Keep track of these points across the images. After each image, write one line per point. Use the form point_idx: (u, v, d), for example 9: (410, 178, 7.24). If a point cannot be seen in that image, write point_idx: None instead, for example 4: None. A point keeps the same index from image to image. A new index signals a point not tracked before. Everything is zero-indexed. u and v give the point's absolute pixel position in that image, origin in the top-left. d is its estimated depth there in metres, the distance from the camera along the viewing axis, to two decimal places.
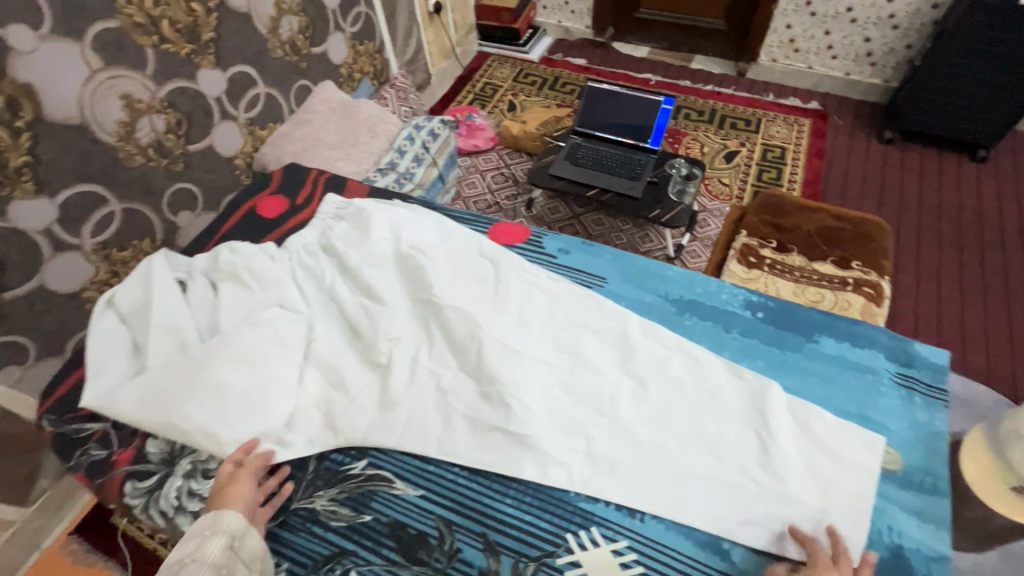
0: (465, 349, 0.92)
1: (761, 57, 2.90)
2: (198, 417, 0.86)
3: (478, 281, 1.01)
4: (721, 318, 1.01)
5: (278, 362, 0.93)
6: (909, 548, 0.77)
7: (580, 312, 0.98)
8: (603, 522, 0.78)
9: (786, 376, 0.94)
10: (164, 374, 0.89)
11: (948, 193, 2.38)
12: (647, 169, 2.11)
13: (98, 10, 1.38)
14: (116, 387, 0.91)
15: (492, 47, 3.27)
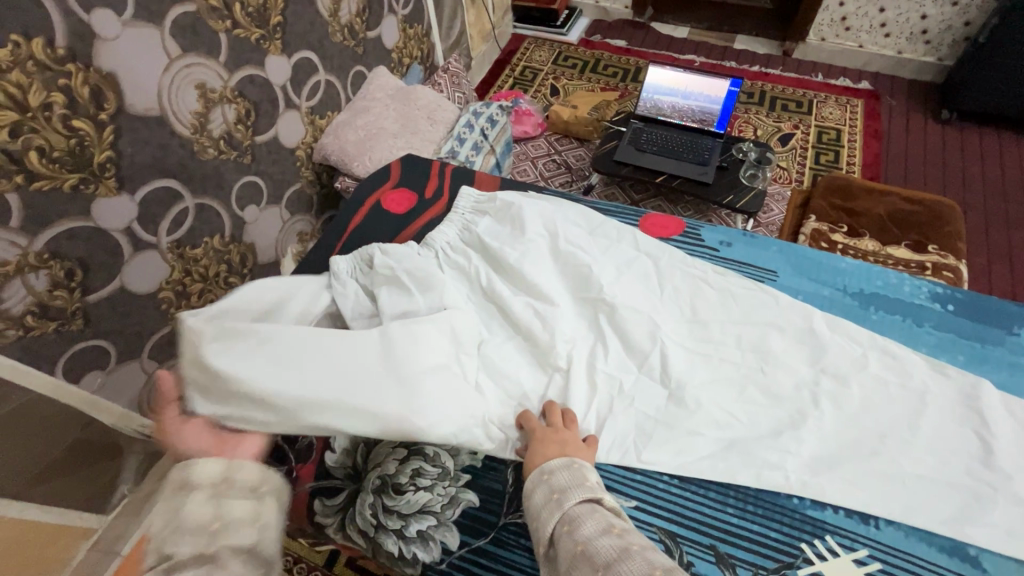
0: (646, 356, 0.88)
1: (809, 36, 2.83)
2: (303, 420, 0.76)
3: (644, 278, 0.95)
4: (912, 313, 0.92)
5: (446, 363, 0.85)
6: None
7: (759, 309, 0.92)
8: (838, 530, 0.73)
9: (991, 372, 0.86)
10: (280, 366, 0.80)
11: (1011, 172, 2.36)
12: (715, 153, 2.06)
13: None
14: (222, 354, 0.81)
15: (528, 29, 3.18)
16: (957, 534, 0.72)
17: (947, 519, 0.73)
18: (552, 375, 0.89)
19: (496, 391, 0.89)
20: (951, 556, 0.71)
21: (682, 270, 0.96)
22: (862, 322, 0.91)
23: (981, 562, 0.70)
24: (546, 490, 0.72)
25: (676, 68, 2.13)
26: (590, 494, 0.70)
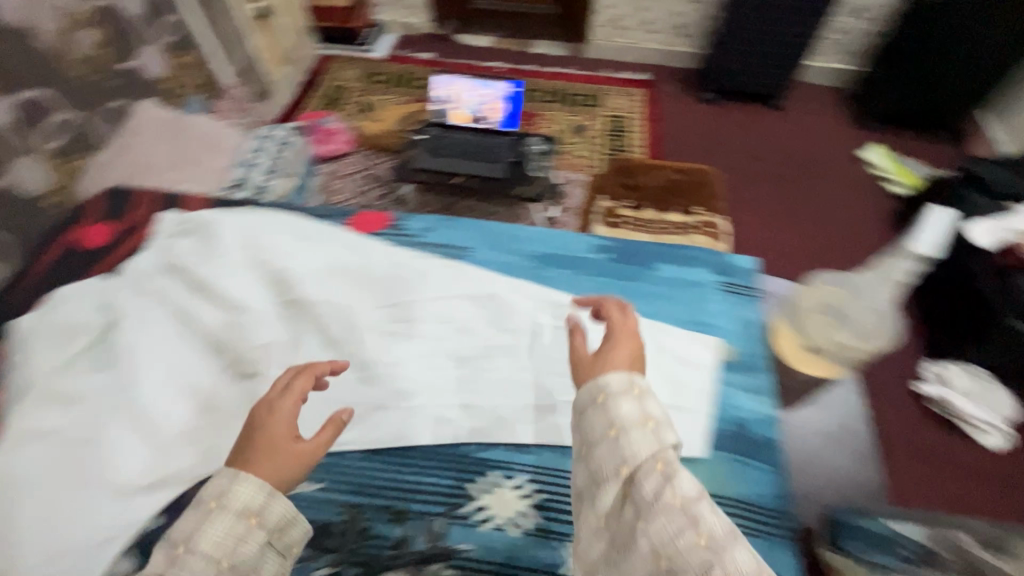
0: (339, 343, 1.04)
1: (591, 37, 3.15)
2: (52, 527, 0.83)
3: (351, 277, 1.10)
4: (575, 263, 1.16)
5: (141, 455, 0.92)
6: (748, 418, 0.96)
7: (450, 285, 1.10)
8: (501, 464, 0.96)
9: (636, 303, 1.09)
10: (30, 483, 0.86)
11: (760, 139, 2.81)
12: (506, 150, 2.20)
13: None
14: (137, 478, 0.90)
15: (332, 49, 3.16)
16: None
17: None
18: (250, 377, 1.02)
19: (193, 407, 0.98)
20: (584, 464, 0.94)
21: (387, 262, 1.12)
22: (535, 281, 1.12)
23: None
24: (630, 391, 0.73)
25: (458, 81, 2.34)
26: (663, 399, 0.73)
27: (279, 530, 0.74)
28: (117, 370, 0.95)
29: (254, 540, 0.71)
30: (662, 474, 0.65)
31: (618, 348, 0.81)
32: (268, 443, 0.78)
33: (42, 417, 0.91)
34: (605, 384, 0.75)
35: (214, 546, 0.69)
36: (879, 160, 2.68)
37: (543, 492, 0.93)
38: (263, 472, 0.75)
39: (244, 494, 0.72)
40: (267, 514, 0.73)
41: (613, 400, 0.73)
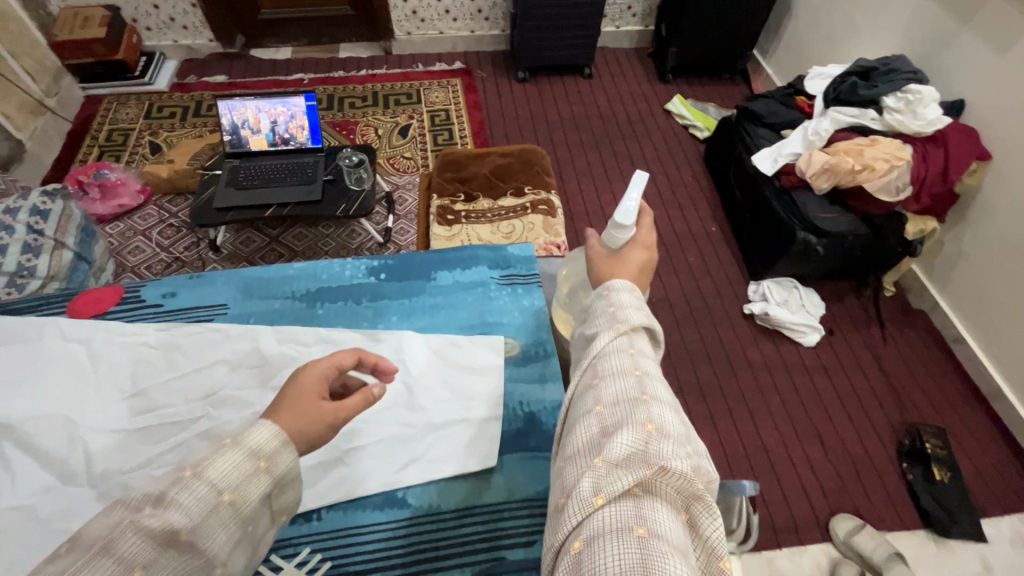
0: (63, 462, 0.70)
1: (396, 33, 3.04)
2: None
3: (36, 372, 0.76)
4: (351, 294, 0.89)
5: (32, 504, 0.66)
6: (541, 411, 0.78)
7: (193, 348, 0.81)
8: (286, 543, 0.67)
9: (415, 318, 0.87)
10: None
11: (578, 109, 2.94)
12: (319, 168, 2.06)
13: None
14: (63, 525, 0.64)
15: (101, 87, 2.73)
16: (383, 486, 0.72)
17: (383, 476, 0.72)
18: None
19: None
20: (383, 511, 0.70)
21: (119, 344, 0.81)
22: (304, 321, 0.85)
23: (407, 500, 0.71)
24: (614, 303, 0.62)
25: (252, 99, 1.95)
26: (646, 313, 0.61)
27: (281, 489, 0.56)
28: None
29: (260, 487, 0.53)
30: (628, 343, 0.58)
31: (621, 266, 0.73)
32: (300, 386, 0.62)
33: None
34: (611, 286, 0.66)
35: (217, 475, 0.51)
36: (683, 110, 2.90)
37: (334, 558, 0.66)
38: (284, 419, 0.58)
39: (262, 432, 0.55)
40: (278, 461, 0.55)
41: (616, 298, 0.63)
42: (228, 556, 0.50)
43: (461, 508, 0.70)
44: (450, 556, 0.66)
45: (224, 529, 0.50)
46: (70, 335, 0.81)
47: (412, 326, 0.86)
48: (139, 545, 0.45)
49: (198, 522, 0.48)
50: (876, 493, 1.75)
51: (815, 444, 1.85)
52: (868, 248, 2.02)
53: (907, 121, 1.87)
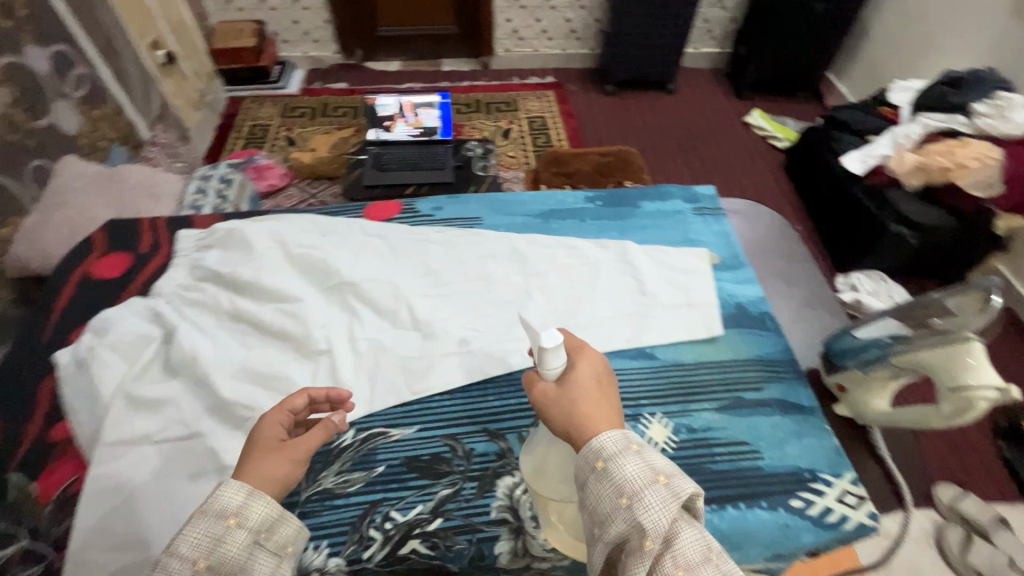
0: (395, 312, 0.92)
1: (496, 50, 3.37)
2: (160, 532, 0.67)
3: (370, 255, 1.00)
4: (576, 214, 1.10)
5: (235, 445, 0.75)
6: (746, 301, 0.98)
7: (470, 245, 1.03)
8: None
9: (633, 234, 1.07)
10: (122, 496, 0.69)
11: (662, 120, 3.18)
12: (448, 157, 2.32)
13: None
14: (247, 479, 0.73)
15: (242, 89, 3.11)
16: (636, 343, 0.90)
17: (634, 337, 0.91)
18: (316, 362, 0.86)
19: (291, 379, 0.83)
20: (640, 360, 0.89)
21: (410, 239, 1.03)
22: (545, 232, 1.07)
23: (655, 354, 0.90)
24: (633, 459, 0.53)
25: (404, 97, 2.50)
26: (624, 439, 0.54)
27: (268, 529, 0.55)
28: (190, 372, 0.81)
29: (235, 542, 0.53)
30: (638, 452, 0.54)
31: (585, 401, 0.58)
32: (252, 447, 0.62)
33: (136, 423, 0.74)
34: (600, 445, 0.54)
35: (188, 546, 0.52)
36: (763, 123, 3.11)
37: None
38: (256, 477, 0.58)
39: (225, 495, 0.55)
40: (247, 514, 0.54)
41: (616, 467, 0.52)
42: None
43: (697, 360, 0.89)
44: (698, 392, 0.85)
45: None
46: (380, 231, 1.04)
47: (631, 239, 1.06)
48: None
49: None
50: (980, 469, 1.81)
51: None
52: (957, 243, 2.16)
53: (998, 124, 2.00)
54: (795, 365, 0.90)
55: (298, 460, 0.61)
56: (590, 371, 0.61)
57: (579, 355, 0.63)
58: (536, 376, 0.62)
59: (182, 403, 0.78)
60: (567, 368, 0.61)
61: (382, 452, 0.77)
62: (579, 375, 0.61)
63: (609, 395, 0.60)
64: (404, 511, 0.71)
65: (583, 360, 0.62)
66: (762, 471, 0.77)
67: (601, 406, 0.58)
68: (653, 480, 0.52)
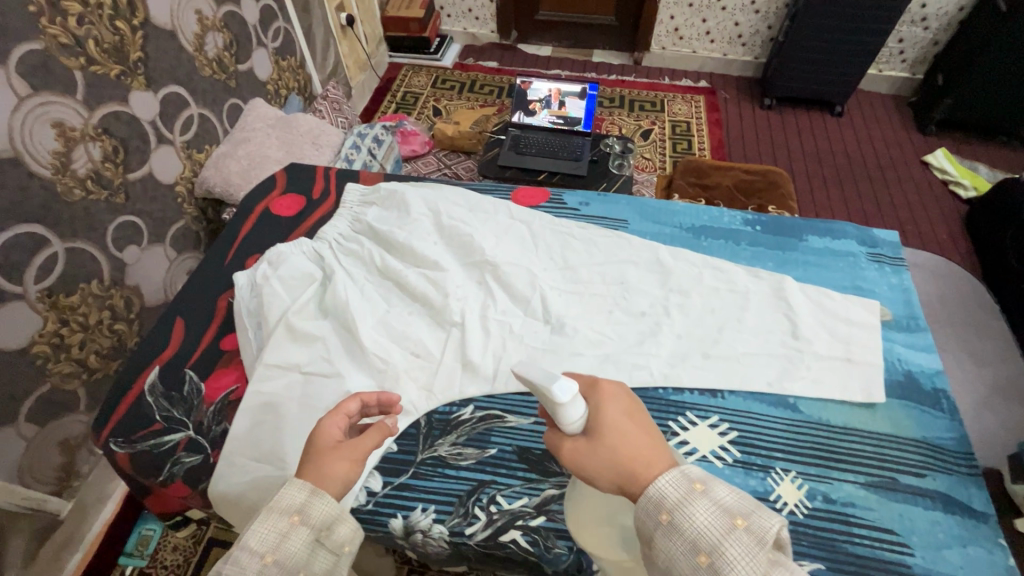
0: (528, 301, 0.92)
1: (652, 47, 3.24)
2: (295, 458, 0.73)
3: (513, 239, 1.00)
4: (730, 235, 1.03)
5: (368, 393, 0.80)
6: (917, 371, 0.85)
7: (612, 249, 1.01)
8: (696, 405, 0.81)
9: (791, 269, 0.98)
10: (268, 416, 0.76)
11: (822, 144, 2.88)
12: (587, 149, 2.29)
13: (18, 29, 1.11)
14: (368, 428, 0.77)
15: (403, 57, 3.31)
16: (778, 390, 0.82)
17: (777, 382, 0.83)
18: (448, 332, 0.89)
19: (423, 343, 0.87)
20: (778, 408, 0.81)
21: (553, 231, 1.03)
22: (693, 249, 1.01)
23: (797, 406, 0.81)
24: (705, 505, 0.48)
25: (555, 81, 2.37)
26: (679, 476, 0.50)
27: (329, 528, 0.57)
28: (339, 316, 0.87)
29: (300, 541, 0.55)
30: (702, 493, 0.48)
31: (624, 444, 0.53)
32: (309, 449, 0.63)
33: (290, 352, 0.82)
34: (660, 494, 0.49)
35: (256, 540, 0.54)
36: (947, 165, 2.69)
37: (739, 430, 0.79)
38: (320, 477, 0.59)
39: (289, 492, 0.57)
40: (310, 513, 0.56)
41: (686, 518, 0.47)
42: None
43: (847, 425, 0.79)
44: (842, 459, 0.76)
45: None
46: (526, 217, 1.05)
47: (789, 274, 0.97)
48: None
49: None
50: None
51: None
52: None
53: None
54: (971, 459, 0.77)
55: (357, 459, 0.62)
56: (614, 408, 0.57)
57: (598, 393, 0.59)
58: (559, 436, 0.58)
59: (329, 343, 0.84)
60: (590, 415, 0.57)
61: (499, 434, 0.78)
62: (606, 415, 0.56)
63: (645, 425, 0.56)
64: (510, 499, 0.72)
65: (605, 399, 0.58)
66: (910, 570, 0.67)
67: (645, 445, 0.53)
68: (731, 528, 0.46)
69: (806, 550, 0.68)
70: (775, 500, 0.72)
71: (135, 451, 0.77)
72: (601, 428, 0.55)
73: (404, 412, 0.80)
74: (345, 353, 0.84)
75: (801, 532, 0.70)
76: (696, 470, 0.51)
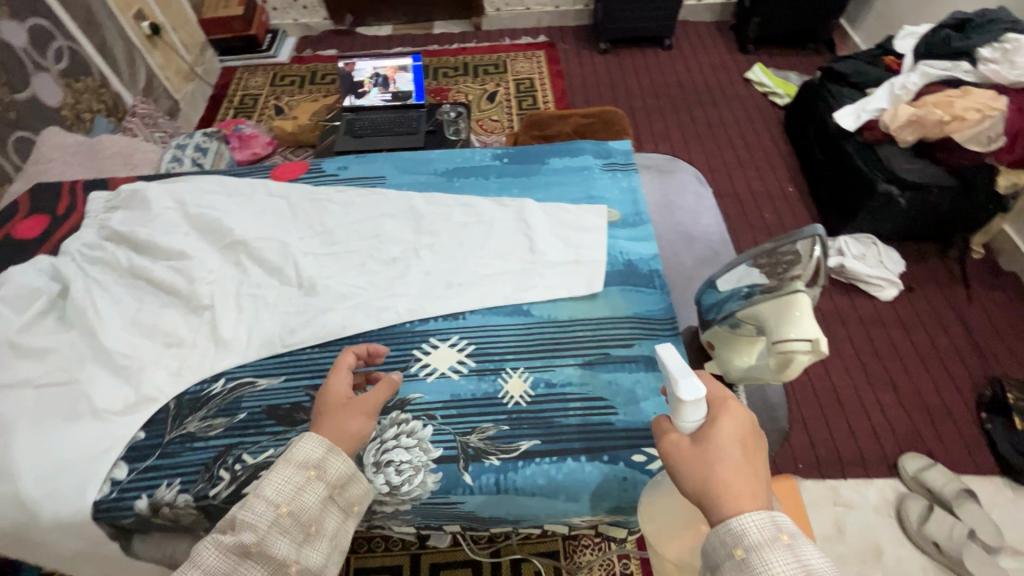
0: (281, 270, 0.94)
1: (486, 10, 3.27)
2: (26, 469, 0.73)
3: (269, 214, 1.02)
4: (481, 171, 1.09)
5: (110, 392, 0.80)
6: (636, 258, 0.95)
7: (368, 205, 1.04)
8: (439, 330, 0.88)
9: (534, 192, 1.05)
10: None
11: (657, 78, 3.04)
12: (422, 121, 2.32)
13: None
14: (109, 424, 0.78)
15: (236, 60, 3.14)
16: (512, 300, 0.90)
17: (513, 294, 0.91)
18: (201, 316, 0.90)
19: (173, 330, 0.88)
20: (512, 316, 0.89)
21: (310, 199, 1.05)
22: (446, 191, 1.06)
23: (530, 311, 0.89)
24: (785, 560, 0.47)
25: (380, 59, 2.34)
26: (773, 528, 0.49)
27: (343, 485, 0.63)
28: (79, 324, 0.86)
29: (314, 494, 0.60)
30: (787, 549, 0.48)
31: (727, 468, 0.53)
32: (322, 404, 0.67)
33: (17, 370, 0.80)
34: (740, 530, 0.49)
35: (274, 490, 0.59)
36: (765, 78, 2.92)
37: (475, 343, 0.86)
38: (337, 433, 0.65)
39: (306, 446, 0.62)
40: (327, 468, 0.62)
41: (758, 557, 0.48)
42: (298, 555, 0.58)
43: (572, 318, 0.88)
44: (565, 347, 0.85)
45: (289, 537, 0.58)
46: (285, 191, 1.06)
47: (531, 196, 1.05)
48: (222, 556, 0.56)
49: (264, 532, 0.57)
50: (950, 440, 1.54)
51: (890, 391, 1.64)
52: (955, 203, 1.92)
53: (1002, 70, 1.75)
54: (675, 323, 0.87)
55: (367, 415, 0.67)
56: (736, 427, 0.56)
57: (722, 407, 0.58)
58: (670, 426, 0.59)
59: (66, 352, 0.83)
60: (706, 423, 0.57)
61: (248, 398, 0.81)
62: (722, 430, 0.56)
63: (757, 460, 0.55)
64: (255, 454, 0.75)
65: (727, 415, 0.57)
66: (612, 427, 0.77)
67: (742, 474, 0.53)
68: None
69: (526, 431, 0.77)
70: (503, 396, 0.80)
71: None
72: (705, 438, 0.56)
73: (151, 400, 0.81)
74: (86, 358, 0.83)
75: (525, 417, 0.78)
76: (786, 524, 0.50)
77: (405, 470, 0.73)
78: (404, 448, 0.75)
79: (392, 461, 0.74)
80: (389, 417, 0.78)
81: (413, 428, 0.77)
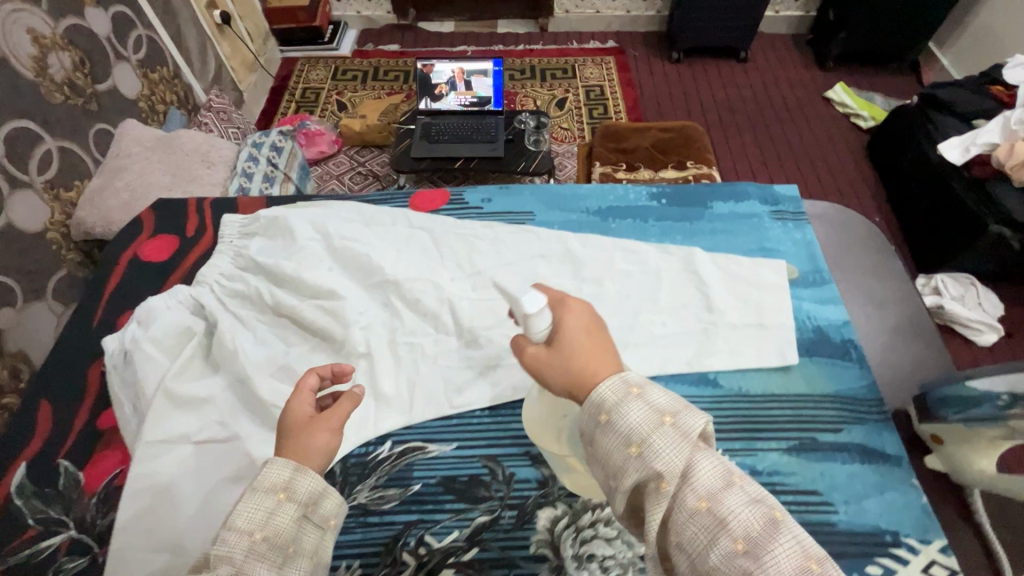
0: (437, 316, 0.86)
1: (555, 11, 3.15)
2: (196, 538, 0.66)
3: (417, 250, 0.94)
4: (638, 212, 1.01)
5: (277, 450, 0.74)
6: (826, 324, 0.87)
7: (520, 245, 0.96)
8: None
9: (700, 239, 0.97)
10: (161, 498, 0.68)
11: (732, 92, 2.92)
12: (501, 129, 2.22)
13: None
14: None
15: (296, 50, 3.06)
16: (698, 367, 0.82)
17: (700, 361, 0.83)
18: (356, 365, 0.82)
19: None
20: (699, 386, 0.81)
21: (457, 234, 0.97)
22: (603, 232, 0.98)
23: (719, 381, 0.81)
24: (644, 407, 0.47)
25: (457, 59, 2.20)
26: (616, 378, 0.50)
27: (315, 503, 0.53)
28: (230, 368, 0.79)
29: (288, 516, 0.51)
30: (639, 399, 0.48)
31: (579, 353, 0.53)
32: (282, 432, 0.58)
33: (175, 423, 0.73)
34: (599, 396, 0.49)
35: (243, 520, 0.50)
36: (847, 99, 2.80)
37: None
38: (298, 451, 0.56)
39: (272, 470, 0.53)
40: (297, 488, 0.52)
41: (621, 416, 0.47)
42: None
43: (767, 393, 0.80)
44: (764, 426, 0.77)
45: (268, 564, 0.49)
46: (432, 224, 0.98)
47: (697, 245, 0.96)
48: None
49: (241, 562, 0.48)
50: None
51: None
52: None
53: None
54: (882, 405, 0.79)
55: (335, 430, 0.58)
56: (579, 322, 0.56)
57: (563, 306, 0.58)
58: (524, 343, 0.57)
59: (221, 403, 0.76)
60: (552, 327, 0.56)
61: (421, 468, 0.74)
62: (568, 327, 0.55)
63: (605, 339, 0.55)
64: (440, 536, 0.68)
65: (567, 311, 0.56)
66: (834, 528, 0.69)
67: (586, 349, 0.53)
68: (659, 424, 0.47)
69: None
70: None
71: (8, 566, 0.67)
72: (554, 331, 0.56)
73: None
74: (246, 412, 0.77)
75: None
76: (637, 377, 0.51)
77: (610, 566, 0.66)
78: (604, 540, 0.68)
79: (595, 556, 0.67)
80: (581, 500, 0.71)
81: (611, 515, 0.70)
